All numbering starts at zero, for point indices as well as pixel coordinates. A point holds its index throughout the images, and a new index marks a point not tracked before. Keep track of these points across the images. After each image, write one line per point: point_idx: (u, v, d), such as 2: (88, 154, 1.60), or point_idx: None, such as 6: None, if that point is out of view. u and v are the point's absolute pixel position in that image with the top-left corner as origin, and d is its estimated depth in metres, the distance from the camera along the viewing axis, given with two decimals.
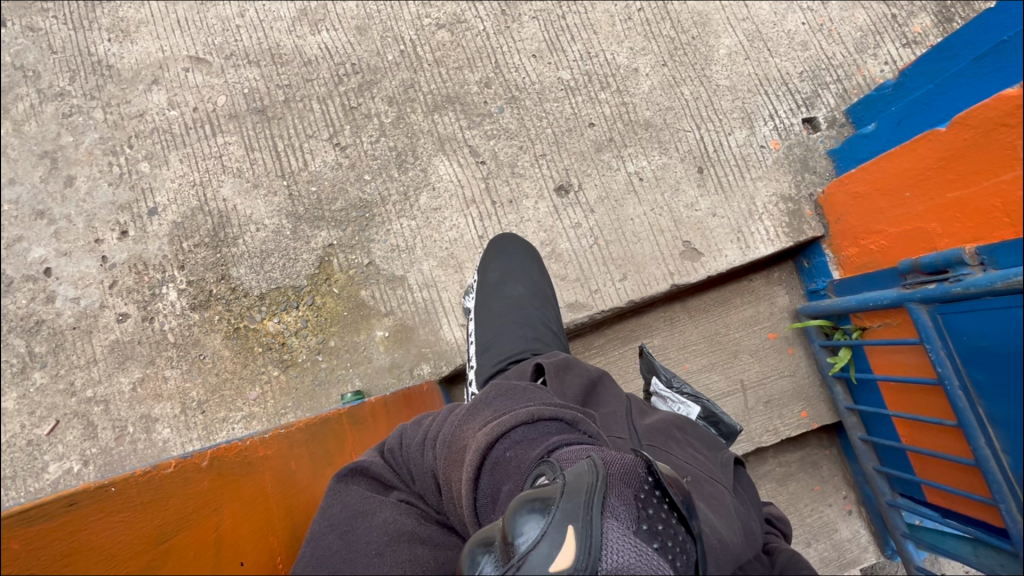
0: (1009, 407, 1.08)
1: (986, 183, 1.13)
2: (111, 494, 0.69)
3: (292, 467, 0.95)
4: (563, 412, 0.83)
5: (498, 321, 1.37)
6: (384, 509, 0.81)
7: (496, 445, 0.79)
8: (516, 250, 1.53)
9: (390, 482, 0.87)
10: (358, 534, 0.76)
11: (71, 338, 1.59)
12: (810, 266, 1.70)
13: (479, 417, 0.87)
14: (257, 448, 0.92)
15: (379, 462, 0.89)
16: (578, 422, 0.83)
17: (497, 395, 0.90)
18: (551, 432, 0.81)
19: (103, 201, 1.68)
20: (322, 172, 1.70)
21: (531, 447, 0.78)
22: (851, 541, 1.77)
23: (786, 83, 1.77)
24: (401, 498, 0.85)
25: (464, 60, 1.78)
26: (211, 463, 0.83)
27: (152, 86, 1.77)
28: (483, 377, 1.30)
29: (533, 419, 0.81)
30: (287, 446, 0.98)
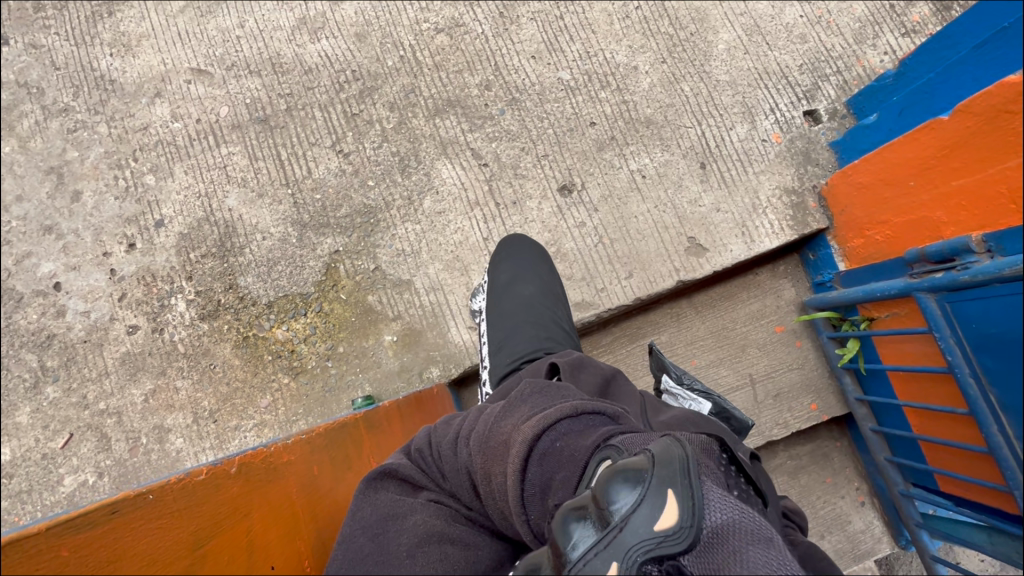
0: (1018, 395, 1.08)
1: (991, 170, 1.13)
2: (148, 502, 0.74)
3: (315, 472, 0.94)
4: (606, 406, 0.84)
5: (511, 321, 1.39)
6: (415, 512, 0.81)
7: (543, 436, 0.78)
8: (527, 250, 1.54)
9: (419, 483, 0.86)
10: (390, 537, 0.78)
11: (83, 351, 1.60)
12: (816, 258, 1.70)
13: (518, 411, 0.87)
14: (280, 454, 0.91)
15: (408, 464, 0.89)
16: (619, 416, 0.84)
17: (532, 392, 0.91)
18: (596, 424, 0.81)
19: (110, 215, 1.69)
20: (326, 179, 1.71)
21: (579, 437, 0.78)
22: (865, 532, 1.77)
23: (786, 76, 1.77)
24: (430, 498, 0.84)
25: (464, 64, 1.79)
26: (240, 469, 0.83)
27: (155, 99, 1.78)
28: (497, 377, 1.32)
29: (577, 413, 0.82)
30: (309, 449, 0.97)
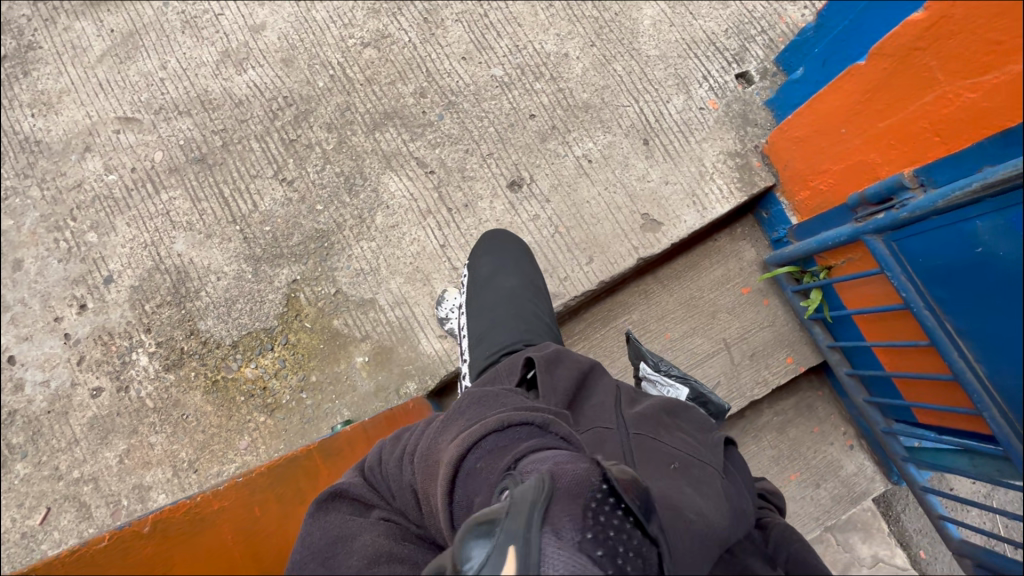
0: (973, 318, 1.10)
1: (912, 106, 1.17)
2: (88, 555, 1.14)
3: (253, 516, 1.19)
4: (534, 416, 0.78)
5: (491, 313, 1.41)
6: (364, 532, 0.81)
7: (467, 457, 0.76)
8: (509, 246, 1.54)
9: (370, 501, 0.87)
10: (339, 560, 0.79)
11: (48, 423, 1.55)
12: (769, 216, 1.72)
13: (455, 427, 0.84)
14: (212, 503, 1.20)
15: (358, 483, 0.90)
16: (550, 424, 0.77)
17: (471, 404, 0.88)
18: (522, 437, 0.76)
19: (56, 278, 1.65)
20: (274, 210, 1.68)
21: (495, 459, 0.74)
22: (858, 474, 1.81)
23: (714, 42, 1.79)
24: (382, 516, 0.85)
25: (395, 74, 1.78)
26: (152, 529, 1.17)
27: (85, 154, 1.73)
28: (477, 370, 1.32)
29: (502, 427, 0.77)
30: (248, 492, 1.22)
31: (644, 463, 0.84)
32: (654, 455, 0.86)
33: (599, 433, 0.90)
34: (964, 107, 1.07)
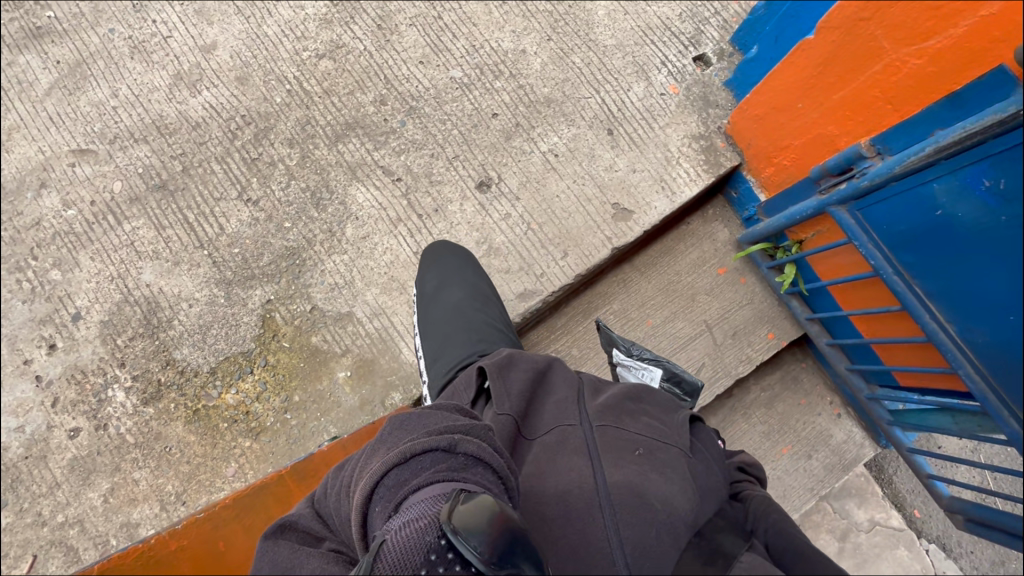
0: (940, 279, 1.11)
1: (864, 76, 1.18)
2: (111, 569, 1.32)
3: (219, 545, 1.33)
4: (437, 440, 0.71)
5: (442, 329, 1.37)
6: (312, 559, 0.66)
7: (373, 500, 0.69)
8: (449, 256, 1.52)
9: (319, 533, 0.72)
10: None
11: (27, 469, 1.51)
12: (738, 195, 1.73)
13: (371, 453, 0.76)
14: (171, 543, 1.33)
15: (308, 513, 0.75)
16: (455, 446, 0.71)
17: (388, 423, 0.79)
18: (424, 467, 0.69)
19: (22, 320, 1.60)
20: (241, 231, 1.66)
21: (394, 497, 0.68)
22: (847, 441, 1.83)
23: (669, 27, 1.80)
24: (333, 547, 0.70)
25: (354, 84, 1.76)
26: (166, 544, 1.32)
27: (41, 191, 1.69)
28: (435, 389, 1.27)
29: (404, 459, 0.70)
30: (211, 527, 1.34)
31: (608, 455, 0.85)
32: (616, 446, 0.86)
33: (562, 431, 0.89)
34: (911, 73, 1.09)
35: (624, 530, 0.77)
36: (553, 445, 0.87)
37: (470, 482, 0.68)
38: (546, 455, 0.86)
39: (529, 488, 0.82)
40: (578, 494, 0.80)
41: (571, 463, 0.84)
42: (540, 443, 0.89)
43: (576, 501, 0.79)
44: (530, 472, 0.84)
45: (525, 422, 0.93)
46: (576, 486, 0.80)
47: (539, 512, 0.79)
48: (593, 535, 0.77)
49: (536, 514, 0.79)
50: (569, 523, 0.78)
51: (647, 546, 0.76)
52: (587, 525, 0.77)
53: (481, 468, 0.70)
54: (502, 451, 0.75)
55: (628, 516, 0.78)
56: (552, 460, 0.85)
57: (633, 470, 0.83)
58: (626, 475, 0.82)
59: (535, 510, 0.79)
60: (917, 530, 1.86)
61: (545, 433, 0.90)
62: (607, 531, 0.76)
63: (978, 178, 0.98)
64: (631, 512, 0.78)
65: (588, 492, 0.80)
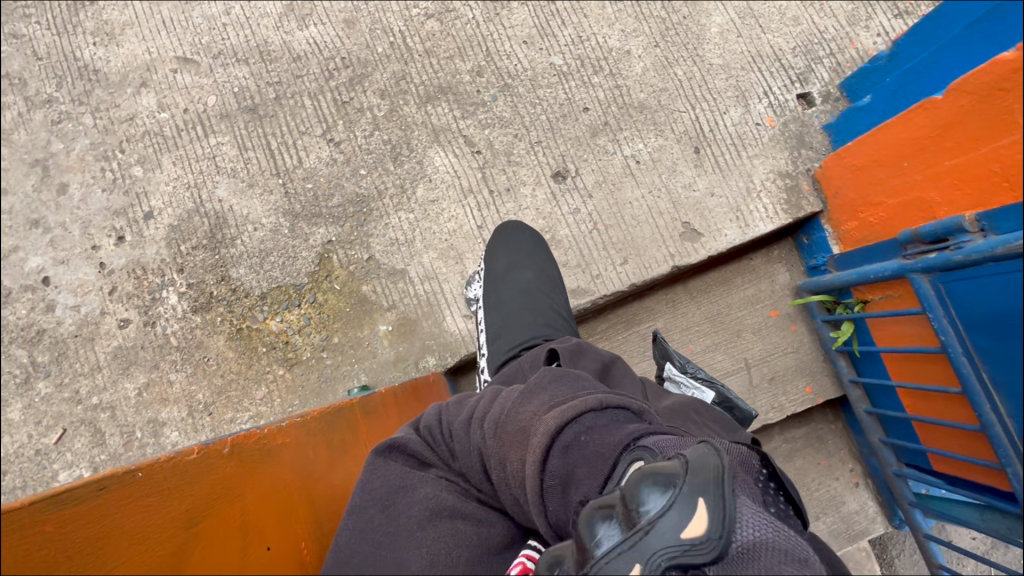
0: (1011, 371, 1.08)
1: (985, 149, 1.14)
2: (135, 480, 0.86)
3: (314, 458, 1.03)
4: (632, 402, 0.79)
5: (507, 309, 1.38)
6: (426, 485, 0.82)
7: (566, 428, 0.74)
8: (520, 236, 1.51)
9: (428, 459, 0.87)
10: (400, 510, 0.80)
11: (74, 346, 1.58)
12: (810, 241, 1.70)
13: (536, 397, 0.83)
14: (276, 436, 1.02)
15: (416, 440, 0.89)
16: (643, 411, 0.78)
17: (552, 380, 0.86)
18: (620, 420, 0.76)
19: (97, 207, 1.67)
20: (317, 168, 1.69)
21: (598, 438, 0.73)
22: (860, 513, 1.79)
23: (779, 59, 1.76)
24: (442, 475, 0.85)
25: (455, 49, 1.77)
26: (232, 450, 0.96)
27: (140, 89, 1.74)
28: (496, 364, 1.30)
29: (601, 407, 0.76)
30: (308, 435, 1.06)
31: None
32: None
33: None
34: None
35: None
36: None
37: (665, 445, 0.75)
38: None
39: None
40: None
41: None
42: None
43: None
44: None
45: None
46: None
47: None
48: None
49: None
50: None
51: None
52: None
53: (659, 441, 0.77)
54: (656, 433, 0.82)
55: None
56: None
57: None
58: None
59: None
60: None
61: None
62: None
63: None
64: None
65: None
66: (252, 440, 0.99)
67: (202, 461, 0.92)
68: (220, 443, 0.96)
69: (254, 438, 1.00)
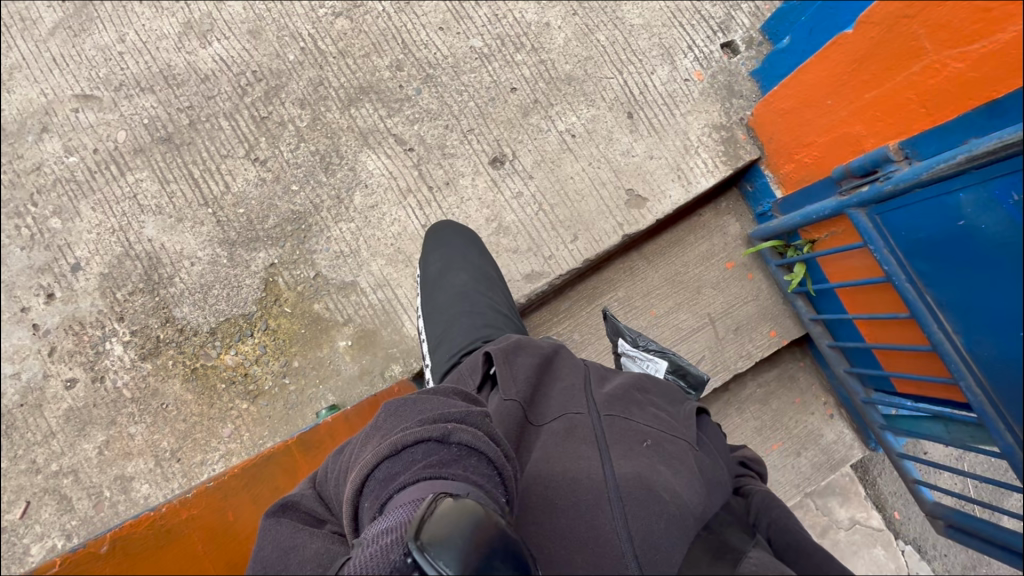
0: (953, 291, 1.09)
1: (899, 77, 1.16)
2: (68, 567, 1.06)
3: (229, 517, 1.12)
4: (430, 430, 0.70)
5: (445, 315, 1.34)
6: (316, 540, 0.68)
7: (365, 490, 0.69)
8: (453, 235, 1.49)
9: (320, 515, 0.74)
10: (292, 572, 0.63)
11: (22, 416, 1.51)
12: (754, 189, 1.71)
13: (364, 442, 0.75)
14: (179, 513, 1.11)
15: (310, 495, 0.76)
16: (449, 435, 0.70)
17: (386, 412, 0.77)
18: (416, 459, 0.69)
19: (20, 267, 1.58)
20: (247, 191, 1.62)
21: (382, 492, 0.67)
22: (837, 442, 1.85)
23: (699, 11, 1.75)
24: (334, 531, 0.72)
25: (370, 46, 1.70)
26: (115, 545, 1.08)
27: (42, 135, 1.64)
28: (439, 373, 1.25)
29: (394, 452, 0.69)
30: (220, 498, 1.14)
31: (617, 446, 0.85)
32: (625, 436, 0.87)
33: (570, 418, 0.89)
34: (951, 76, 1.06)
35: (633, 523, 0.76)
36: (561, 432, 0.88)
37: (458, 476, 0.67)
38: (553, 442, 0.86)
39: (537, 474, 0.82)
40: (586, 483, 0.79)
41: (580, 452, 0.84)
42: (548, 429, 0.89)
43: (584, 491, 0.79)
44: (539, 458, 0.85)
45: (532, 408, 0.93)
46: (585, 476, 0.80)
47: (548, 502, 0.79)
48: (602, 527, 0.76)
49: (547, 500, 0.79)
50: (578, 514, 0.77)
51: (657, 538, 0.75)
52: (596, 517, 0.77)
53: (475, 460, 0.69)
54: (501, 441, 0.74)
55: (637, 507, 0.77)
56: (561, 447, 0.85)
57: (642, 461, 0.83)
58: (635, 466, 0.82)
59: (544, 496, 0.79)
60: (895, 532, 1.88)
61: (553, 420, 0.90)
62: (615, 524, 0.76)
63: (1007, 191, 0.96)
64: (640, 504, 0.77)
65: (598, 482, 0.79)
66: (144, 527, 1.09)
67: (69, 570, 1.06)
68: (95, 544, 1.07)
69: (145, 524, 1.09)
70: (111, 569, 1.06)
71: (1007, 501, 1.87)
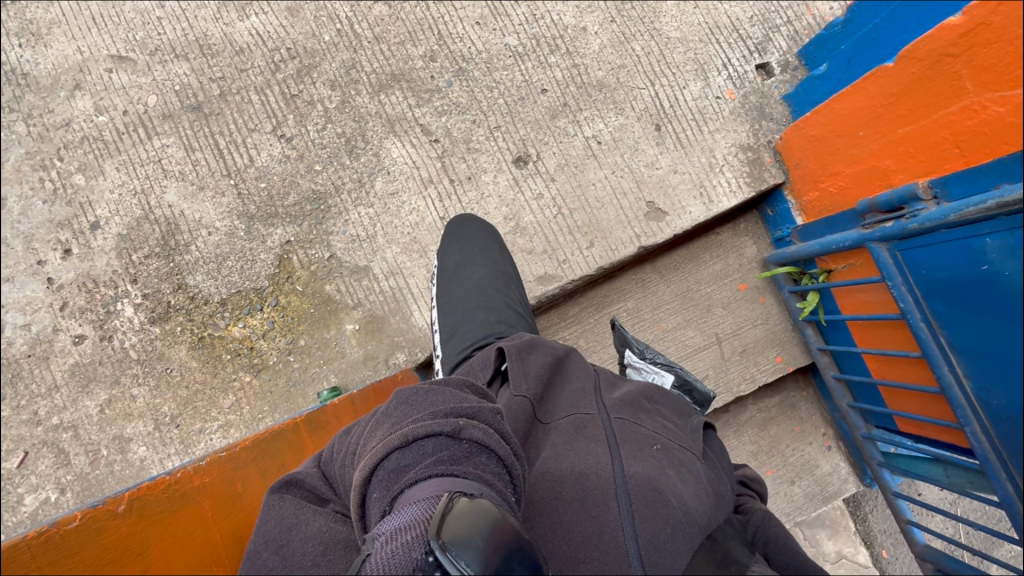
0: (968, 335, 1.08)
1: (935, 115, 1.15)
2: (78, 526, 0.97)
3: (239, 487, 1.08)
4: (442, 425, 0.70)
5: (460, 307, 1.35)
6: (318, 518, 0.69)
7: (373, 480, 0.69)
8: (472, 229, 1.49)
9: (324, 494, 0.74)
10: (294, 548, 0.65)
11: (28, 367, 1.52)
12: (774, 214, 1.70)
13: (374, 427, 0.75)
14: (191, 479, 1.07)
15: (315, 474, 0.76)
16: (460, 431, 0.70)
17: (397, 401, 0.77)
18: (427, 454, 0.69)
19: (40, 220, 1.59)
20: (270, 166, 1.63)
21: (392, 484, 0.67)
22: (832, 474, 1.83)
23: (737, 29, 1.74)
24: (338, 510, 0.73)
25: (405, 34, 1.70)
26: (129, 506, 1.00)
27: (74, 92, 1.65)
28: (449, 366, 1.27)
29: (406, 443, 0.69)
30: (231, 468, 1.11)
31: (627, 446, 0.85)
32: (634, 439, 0.87)
33: (579, 418, 0.90)
34: (990, 119, 1.05)
35: (639, 523, 0.75)
36: (569, 430, 0.88)
37: (470, 474, 0.68)
38: (562, 439, 0.87)
39: (545, 469, 0.82)
40: (594, 479, 0.79)
41: (588, 449, 0.84)
42: (557, 427, 0.89)
43: (591, 486, 0.79)
44: (548, 454, 0.85)
45: (541, 407, 0.94)
46: (594, 472, 0.80)
47: (555, 495, 0.79)
48: (607, 525, 0.75)
49: (553, 494, 0.79)
50: (584, 509, 0.77)
51: (662, 541, 0.75)
52: (602, 513, 0.76)
53: (485, 458, 0.70)
54: (510, 438, 0.75)
55: (644, 509, 0.77)
56: (569, 445, 0.85)
57: (651, 464, 0.83)
58: (644, 468, 0.82)
59: (551, 490, 0.80)
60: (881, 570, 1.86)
61: (561, 418, 0.91)
62: (621, 520, 0.75)
63: None
64: (647, 505, 0.77)
65: (606, 479, 0.79)
66: (159, 490, 1.04)
67: (83, 529, 0.97)
68: (113, 502, 1.00)
69: (159, 487, 1.04)
70: (121, 532, 0.97)
71: (997, 550, 1.86)
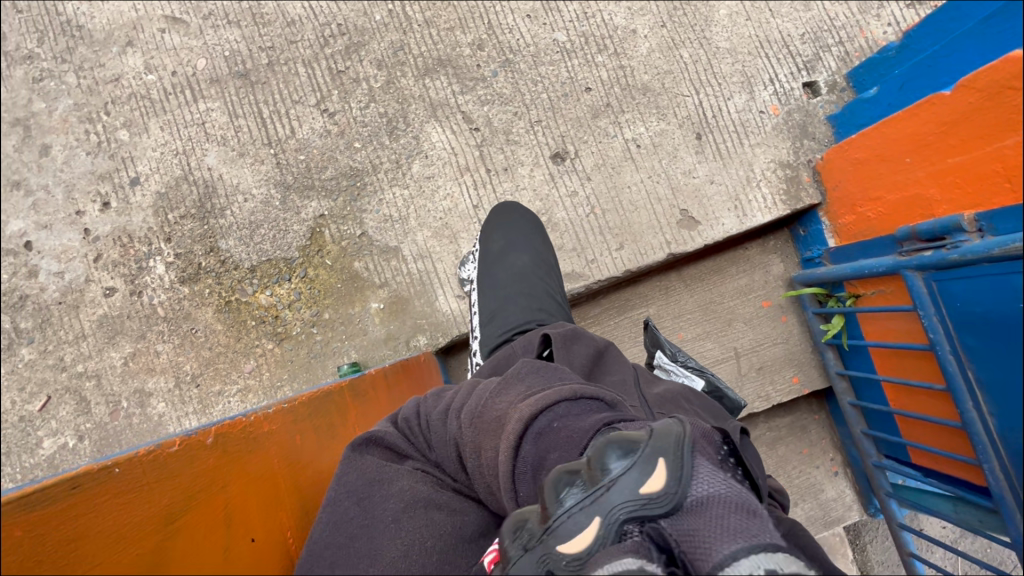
0: (997, 372, 1.07)
1: (989, 147, 1.13)
2: (115, 475, 0.69)
3: (299, 441, 0.95)
4: (606, 392, 0.77)
5: (502, 291, 1.37)
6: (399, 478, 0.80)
7: (541, 416, 0.71)
8: (518, 217, 1.50)
9: (404, 451, 0.86)
10: (376, 502, 0.78)
11: (58, 313, 1.55)
12: (806, 233, 1.70)
13: (516, 389, 0.80)
14: (262, 424, 0.90)
15: (393, 432, 0.88)
16: (618, 403, 0.77)
17: (530, 371, 0.85)
18: (598, 409, 0.74)
19: (81, 171, 1.61)
20: (310, 140, 1.64)
21: (566, 422, 0.71)
22: (837, 500, 1.83)
23: (787, 45, 1.73)
24: (416, 467, 0.84)
25: (456, 20, 1.71)
26: (216, 441, 0.81)
27: (126, 49, 1.67)
28: (489, 347, 1.30)
29: (578, 395, 0.74)
30: (290, 420, 0.98)
31: None
32: None
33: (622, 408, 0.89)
34: None
35: None
36: None
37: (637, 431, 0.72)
38: None
39: None
40: None
41: None
42: None
43: None
44: None
45: None
46: None
47: None
48: None
49: None
50: None
51: None
52: None
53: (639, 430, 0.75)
54: None
55: None
56: None
57: None
58: None
59: None
60: None
61: None
62: None
63: None
64: None
65: None
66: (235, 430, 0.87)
67: (144, 475, 0.71)
68: (168, 445, 0.76)
69: (240, 428, 0.87)
70: (193, 476, 0.75)
71: None
